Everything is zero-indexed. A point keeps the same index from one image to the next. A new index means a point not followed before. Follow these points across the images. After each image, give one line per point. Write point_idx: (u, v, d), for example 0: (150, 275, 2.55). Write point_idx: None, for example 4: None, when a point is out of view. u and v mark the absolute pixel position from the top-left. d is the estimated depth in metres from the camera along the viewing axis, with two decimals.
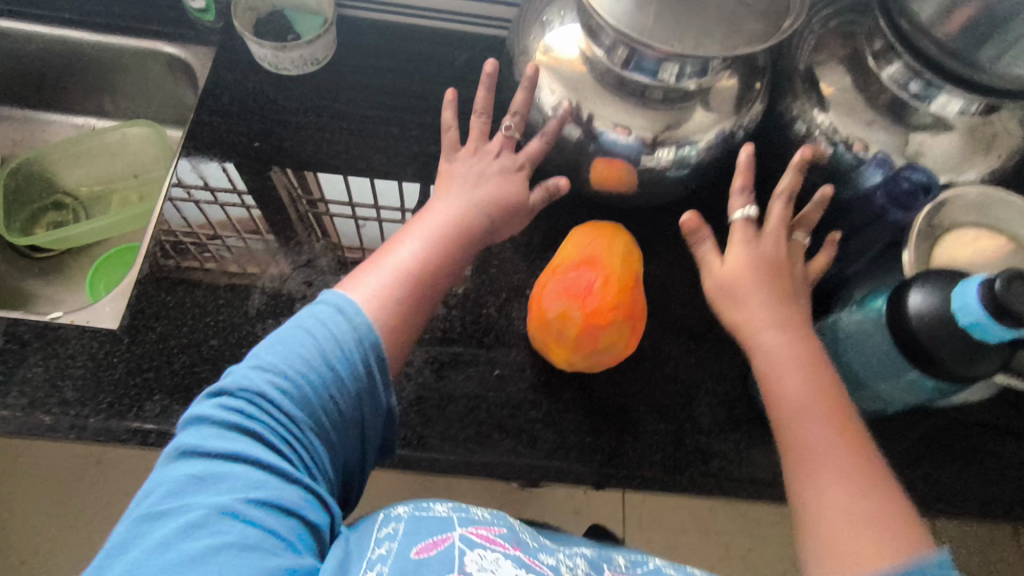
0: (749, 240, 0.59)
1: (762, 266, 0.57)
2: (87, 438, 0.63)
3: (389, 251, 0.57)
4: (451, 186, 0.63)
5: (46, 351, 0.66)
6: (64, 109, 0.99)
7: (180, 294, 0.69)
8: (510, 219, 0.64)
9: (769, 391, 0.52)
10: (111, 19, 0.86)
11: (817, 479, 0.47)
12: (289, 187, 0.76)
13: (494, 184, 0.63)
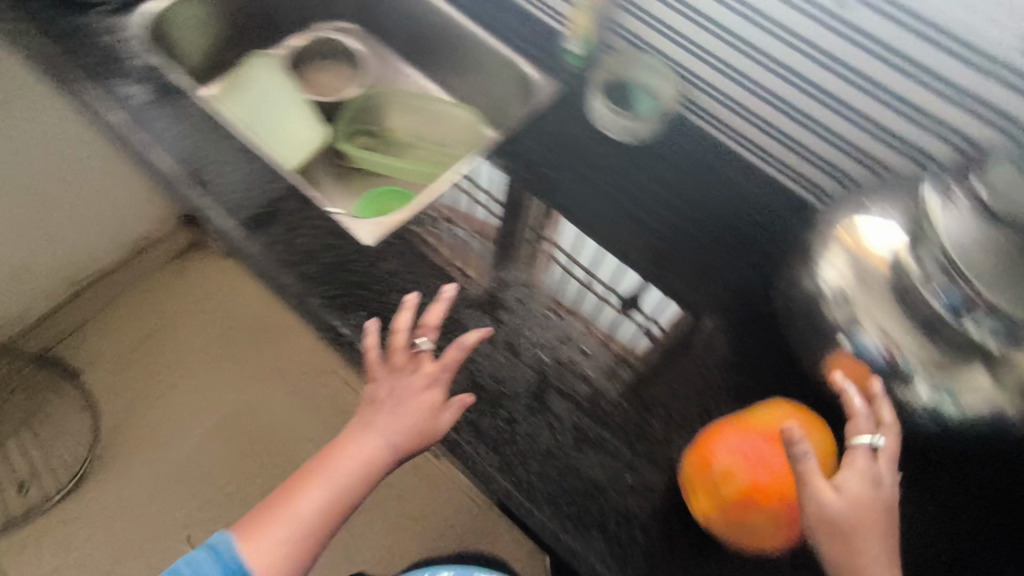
0: (876, 481, 0.55)
1: (873, 511, 0.54)
2: (302, 310, 0.75)
3: (306, 478, 0.64)
4: (366, 413, 0.66)
5: (314, 232, 0.78)
6: (415, 66, 1.15)
7: (423, 251, 0.78)
8: (424, 438, 0.64)
9: None
10: (494, 22, 0.99)
11: None
12: (534, 220, 0.82)
13: (398, 400, 0.65)
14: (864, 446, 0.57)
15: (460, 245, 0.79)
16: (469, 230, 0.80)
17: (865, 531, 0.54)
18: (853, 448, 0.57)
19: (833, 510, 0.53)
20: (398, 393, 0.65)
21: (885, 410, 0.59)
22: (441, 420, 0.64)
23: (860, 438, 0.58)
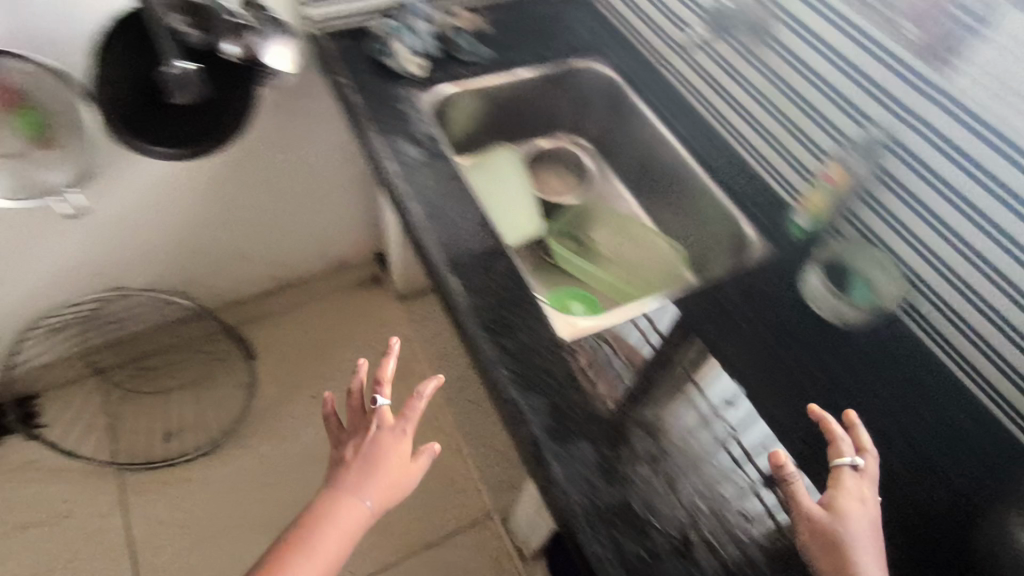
0: (860, 496, 0.65)
1: (863, 525, 0.63)
2: (486, 377, 0.81)
3: (297, 547, 0.75)
4: (346, 474, 0.79)
5: (518, 312, 0.86)
6: (640, 197, 1.28)
7: (595, 364, 0.82)
8: (397, 489, 0.79)
9: None
10: (726, 177, 1.06)
11: None
12: (692, 358, 0.85)
13: (372, 458, 0.78)
14: (847, 466, 0.67)
15: (644, 375, 0.82)
16: (623, 357, 0.83)
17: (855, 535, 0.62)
18: (840, 469, 0.67)
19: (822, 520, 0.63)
20: (376, 450, 0.79)
21: (863, 436, 0.70)
22: (414, 468, 0.80)
23: (840, 458, 0.67)
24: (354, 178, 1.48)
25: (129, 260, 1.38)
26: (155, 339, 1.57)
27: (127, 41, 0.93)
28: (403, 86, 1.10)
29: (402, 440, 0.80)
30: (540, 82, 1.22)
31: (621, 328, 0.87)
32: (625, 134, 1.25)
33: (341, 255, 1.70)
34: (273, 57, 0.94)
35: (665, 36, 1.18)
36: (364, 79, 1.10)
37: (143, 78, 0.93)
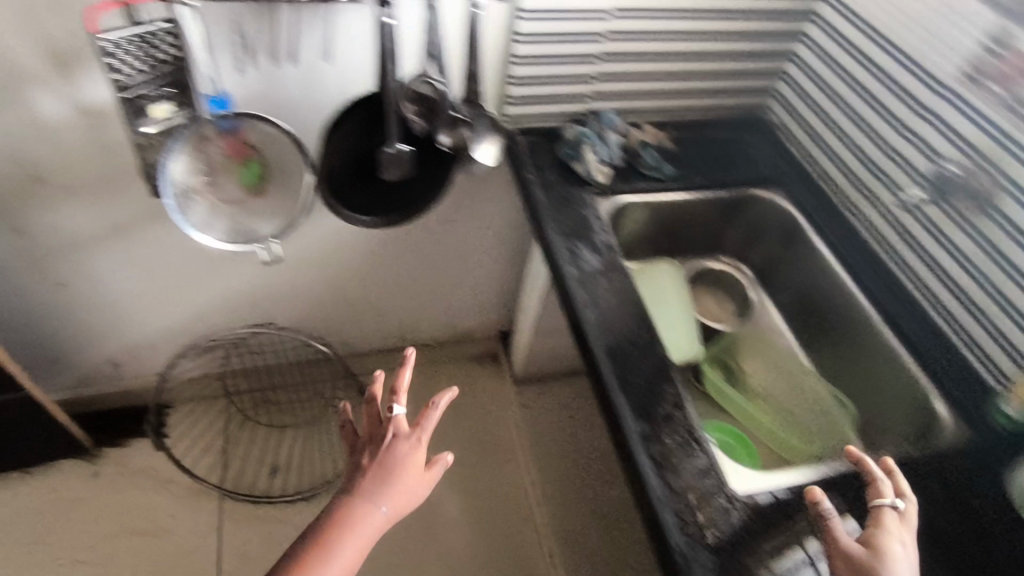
0: (897, 540, 0.69)
1: (898, 566, 0.67)
2: (648, 514, 0.79)
3: (316, 549, 0.80)
4: (364, 481, 0.85)
5: (683, 448, 0.84)
6: (798, 333, 1.24)
7: (711, 517, 0.79)
8: (411, 496, 0.85)
9: None
10: (917, 343, 1.02)
11: None
12: (791, 526, 0.80)
13: (388, 464, 0.85)
14: (887, 505, 0.72)
15: (796, 541, 0.79)
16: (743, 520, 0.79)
17: (887, 557, 0.67)
18: (880, 510, 0.72)
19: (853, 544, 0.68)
20: (392, 458, 0.86)
21: (899, 480, 0.75)
22: (428, 477, 0.87)
23: (878, 498, 0.73)
24: (502, 260, 1.52)
25: (287, 300, 1.46)
26: (282, 371, 1.65)
27: (357, 121, 0.98)
28: (586, 190, 1.13)
29: (415, 449, 0.87)
30: (716, 206, 1.23)
31: (768, 493, 0.82)
32: (796, 267, 1.22)
33: (468, 326, 1.74)
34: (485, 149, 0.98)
35: (863, 180, 1.15)
36: (549, 177, 1.14)
37: (359, 152, 1.00)
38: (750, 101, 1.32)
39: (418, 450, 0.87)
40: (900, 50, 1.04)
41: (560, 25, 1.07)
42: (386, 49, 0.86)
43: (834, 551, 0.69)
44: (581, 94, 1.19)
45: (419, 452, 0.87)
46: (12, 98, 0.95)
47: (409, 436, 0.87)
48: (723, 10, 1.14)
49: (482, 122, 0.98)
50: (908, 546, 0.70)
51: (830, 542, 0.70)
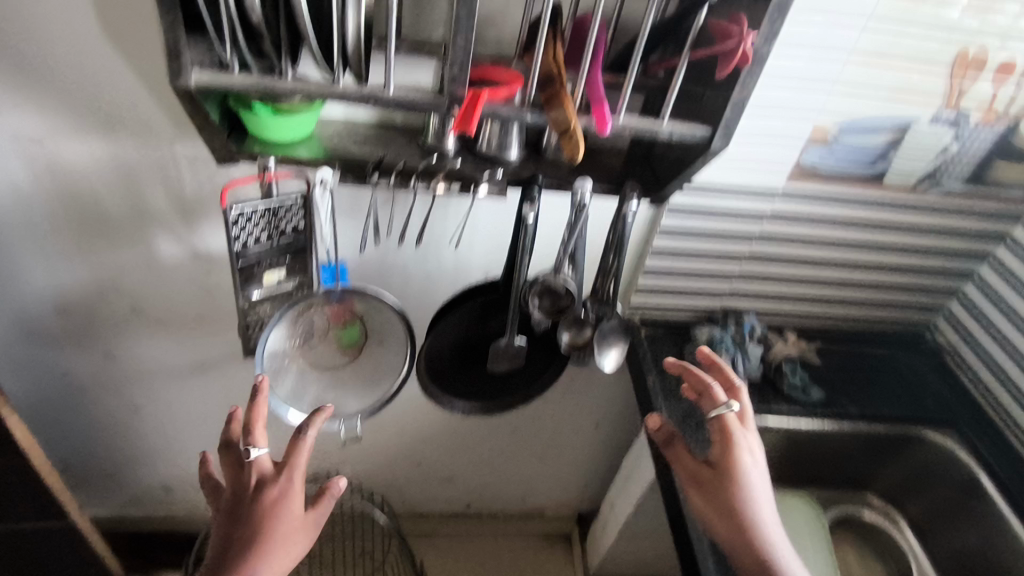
0: (713, 397, 0.79)
1: (720, 428, 0.77)
2: None
3: None
4: (231, 555, 0.68)
5: None
6: None
7: None
8: (288, 548, 0.70)
9: (721, 499, 0.73)
10: None
11: (741, 539, 0.70)
12: None
13: (258, 519, 0.70)
14: (726, 412, 0.77)
15: None
16: None
17: (732, 475, 0.74)
18: (724, 417, 0.77)
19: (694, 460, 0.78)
20: (263, 513, 0.70)
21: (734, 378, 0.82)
22: (310, 519, 0.73)
23: (715, 407, 0.78)
24: (590, 440, 1.36)
25: (351, 453, 1.34)
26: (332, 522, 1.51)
27: (471, 307, 0.86)
28: None
29: (288, 492, 0.72)
30: (865, 440, 1.01)
31: None
32: (972, 530, 0.96)
33: (539, 504, 1.55)
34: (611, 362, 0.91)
35: None
36: (672, 381, 0.99)
37: (467, 336, 0.89)
38: (913, 315, 1.14)
39: (291, 494, 0.72)
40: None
41: (705, 222, 0.96)
42: (522, 245, 0.77)
43: (680, 463, 0.79)
44: (717, 291, 1.06)
45: (290, 495, 0.72)
46: (131, 238, 0.93)
47: (276, 476, 0.73)
48: (893, 223, 0.99)
49: (609, 325, 0.88)
50: (757, 455, 0.76)
51: (677, 459, 0.80)
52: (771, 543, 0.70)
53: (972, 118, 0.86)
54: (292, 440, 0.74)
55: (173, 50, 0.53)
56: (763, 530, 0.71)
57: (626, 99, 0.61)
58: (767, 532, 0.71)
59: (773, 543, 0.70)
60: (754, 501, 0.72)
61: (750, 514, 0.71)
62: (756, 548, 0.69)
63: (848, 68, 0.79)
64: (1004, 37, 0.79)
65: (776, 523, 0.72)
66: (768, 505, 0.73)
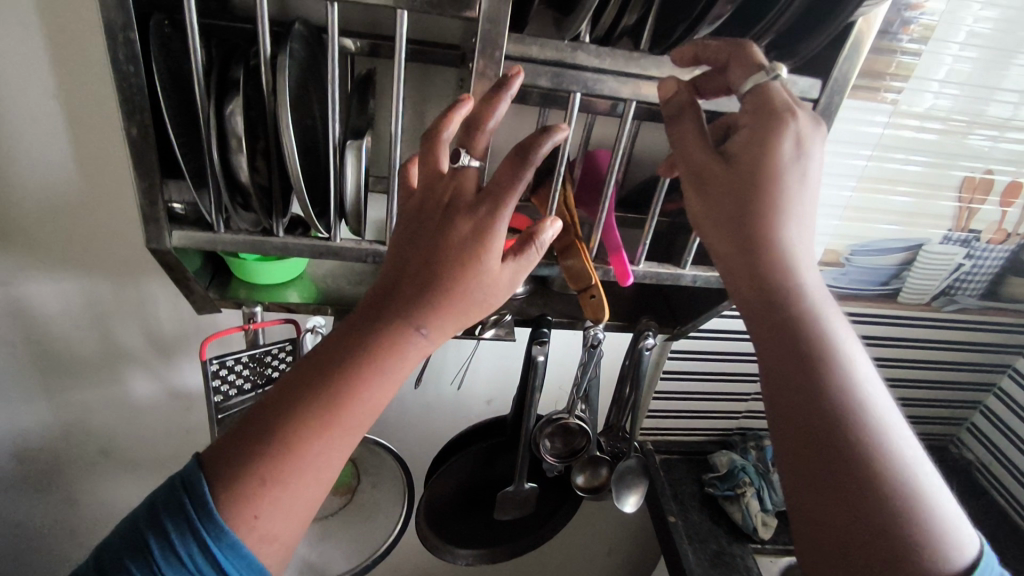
0: (753, 67, 0.43)
1: (761, 104, 0.43)
2: None
3: (294, 435, 0.38)
4: (392, 297, 0.41)
5: None
6: None
7: None
8: (476, 305, 0.42)
9: (751, 255, 0.43)
10: None
11: (775, 327, 0.43)
12: None
13: (434, 259, 0.40)
14: (774, 85, 0.42)
15: None
16: None
17: (766, 184, 0.42)
18: (769, 91, 0.42)
19: (708, 150, 0.43)
20: (448, 248, 0.40)
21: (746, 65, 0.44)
22: (507, 281, 0.43)
23: (749, 76, 0.42)
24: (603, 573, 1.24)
25: None
26: None
27: (476, 452, 0.77)
28: (744, 547, 0.88)
29: (489, 221, 0.40)
30: None
31: None
32: None
33: None
34: (635, 511, 0.84)
35: None
36: (693, 519, 0.90)
37: (470, 482, 0.80)
38: (936, 428, 1.09)
39: (492, 231, 0.40)
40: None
41: (719, 343, 0.91)
42: (532, 386, 0.71)
43: (679, 149, 0.45)
44: (734, 412, 1.00)
45: (492, 229, 0.40)
46: (100, 378, 0.84)
47: (478, 203, 0.41)
48: (912, 339, 0.95)
49: (627, 463, 0.81)
50: (811, 149, 0.43)
51: (678, 145, 0.45)
52: (817, 320, 0.43)
53: (983, 238, 0.85)
54: (510, 153, 0.40)
55: (150, 212, 0.49)
56: (806, 299, 0.43)
57: (646, 247, 0.56)
58: (813, 302, 0.43)
59: (822, 320, 0.43)
60: (794, 253, 0.43)
61: (795, 282, 0.43)
62: (792, 321, 0.42)
63: (854, 193, 0.78)
64: (1003, 160, 0.79)
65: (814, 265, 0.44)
66: (810, 257, 0.44)
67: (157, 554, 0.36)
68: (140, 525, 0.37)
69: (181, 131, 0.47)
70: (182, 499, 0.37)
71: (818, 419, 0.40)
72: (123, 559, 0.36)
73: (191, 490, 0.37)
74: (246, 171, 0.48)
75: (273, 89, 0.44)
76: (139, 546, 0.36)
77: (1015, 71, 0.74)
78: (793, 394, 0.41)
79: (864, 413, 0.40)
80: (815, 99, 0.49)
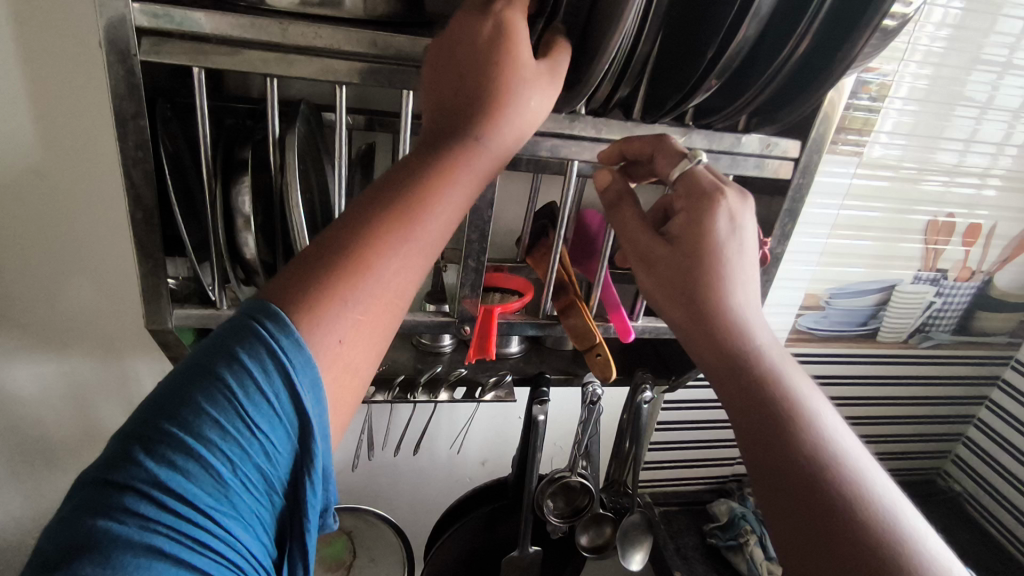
0: (677, 155, 0.46)
1: (689, 184, 0.44)
2: None
3: (349, 257, 0.32)
4: (439, 125, 0.38)
5: None
6: None
7: None
8: (523, 114, 0.39)
9: (693, 312, 0.42)
10: None
11: (732, 376, 0.40)
12: None
13: (476, 74, 0.37)
14: (697, 165, 0.45)
15: None
16: None
17: (707, 260, 0.42)
18: (694, 175, 0.44)
19: (650, 231, 0.45)
20: (480, 45, 0.37)
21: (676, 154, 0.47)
22: (547, 82, 0.39)
23: (675, 165, 0.45)
24: None
25: None
26: None
27: (479, 516, 0.76)
28: None
29: (508, 14, 0.38)
30: None
31: None
32: None
33: None
34: (642, 569, 0.82)
35: None
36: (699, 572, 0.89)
37: (473, 547, 0.78)
38: (922, 463, 1.11)
39: (513, 19, 0.38)
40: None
41: (710, 390, 0.93)
42: (533, 447, 0.70)
43: (624, 233, 0.47)
44: (728, 458, 1.01)
45: (512, 22, 0.38)
46: (79, 461, 0.80)
47: (492, 2, 0.38)
48: (893, 377, 0.98)
49: (631, 519, 0.80)
50: (745, 223, 0.43)
51: (621, 228, 0.47)
52: (769, 367, 0.40)
53: (951, 275, 0.90)
54: None
55: (151, 289, 0.48)
56: (759, 347, 0.40)
57: (643, 303, 0.58)
58: (760, 345, 0.41)
59: (775, 364, 0.40)
60: (737, 308, 0.41)
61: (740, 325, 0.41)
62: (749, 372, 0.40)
63: (828, 241, 0.82)
64: (959, 204, 0.85)
65: (764, 324, 0.42)
66: (761, 314, 0.42)
67: (239, 392, 0.28)
68: (204, 361, 0.29)
69: (184, 208, 0.47)
70: (252, 325, 0.29)
71: (785, 465, 0.37)
72: (197, 397, 0.28)
73: (265, 312, 0.30)
74: (251, 247, 0.47)
75: (281, 168, 0.45)
76: (206, 381, 0.28)
77: (957, 120, 0.79)
78: (761, 445, 0.38)
79: (826, 441, 0.37)
80: (796, 158, 0.52)
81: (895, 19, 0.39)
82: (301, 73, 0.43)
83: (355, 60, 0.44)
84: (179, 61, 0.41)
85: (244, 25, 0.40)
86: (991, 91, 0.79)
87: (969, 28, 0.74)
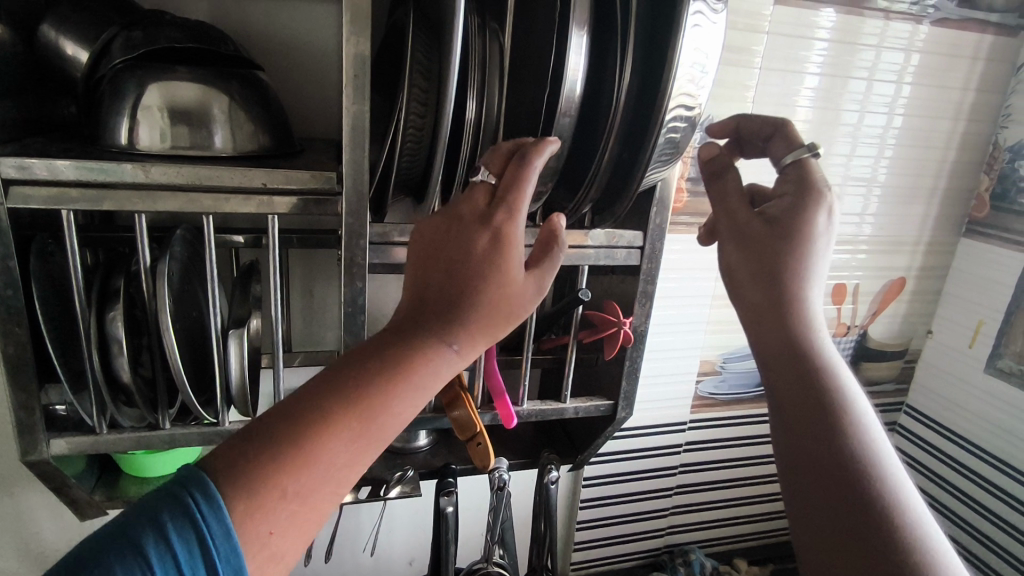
0: (798, 144, 0.48)
1: (800, 174, 0.47)
2: None
3: (309, 454, 0.32)
4: (426, 308, 0.39)
5: None
6: None
7: None
8: (506, 316, 0.40)
9: (764, 303, 0.44)
10: None
11: (788, 373, 0.41)
12: None
13: (464, 279, 0.39)
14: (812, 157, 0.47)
15: None
16: None
17: (801, 245, 0.44)
18: (806, 166, 0.47)
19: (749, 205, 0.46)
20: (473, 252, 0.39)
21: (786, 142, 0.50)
22: (529, 282, 0.42)
23: (794, 149, 0.48)
24: None
25: None
26: None
27: None
28: None
29: (506, 224, 0.40)
30: None
31: None
32: None
33: None
34: None
35: None
36: None
37: None
38: None
39: (509, 230, 0.40)
40: (1004, 460, 0.91)
41: (630, 464, 0.95)
42: (444, 540, 0.69)
43: (720, 203, 0.48)
44: (656, 530, 1.02)
45: (509, 230, 0.40)
46: None
47: (492, 212, 0.41)
48: None
49: None
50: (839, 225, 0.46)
51: (719, 196, 0.48)
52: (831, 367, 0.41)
53: (830, 332, 0.97)
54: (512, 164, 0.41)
55: (24, 415, 0.48)
56: (821, 347, 0.42)
57: (526, 388, 0.61)
58: (823, 345, 0.42)
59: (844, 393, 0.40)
60: (808, 303, 0.43)
61: (808, 338, 0.42)
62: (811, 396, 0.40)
63: (714, 310, 0.89)
64: (829, 269, 0.94)
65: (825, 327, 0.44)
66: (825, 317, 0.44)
67: (154, 565, 0.27)
68: (127, 524, 0.28)
69: (56, 334, 0.48)
70: (186, 495, 0.29)
71: (826, 463, 0.38)
72: (109, 565, 0.26)
73: (201, 481, 0.29)
74: (126, 369, 0.49)
75: (154, 292, 0.48)
76: (123, 544, 0.27)
77: None
78: (810, 442, 0.39)
79: (887, 481, 0.37)
80: (641, 246, 0.58)
81: (683, 121, 0.46)
82: (168, 207, 0.47)
83: (221, 192, 0.48)
84: (48, 202, 0.44)
85: (108, 169, 0.45)
86: (844, 170, 0.90)
87: (815, 121, 0.85)
